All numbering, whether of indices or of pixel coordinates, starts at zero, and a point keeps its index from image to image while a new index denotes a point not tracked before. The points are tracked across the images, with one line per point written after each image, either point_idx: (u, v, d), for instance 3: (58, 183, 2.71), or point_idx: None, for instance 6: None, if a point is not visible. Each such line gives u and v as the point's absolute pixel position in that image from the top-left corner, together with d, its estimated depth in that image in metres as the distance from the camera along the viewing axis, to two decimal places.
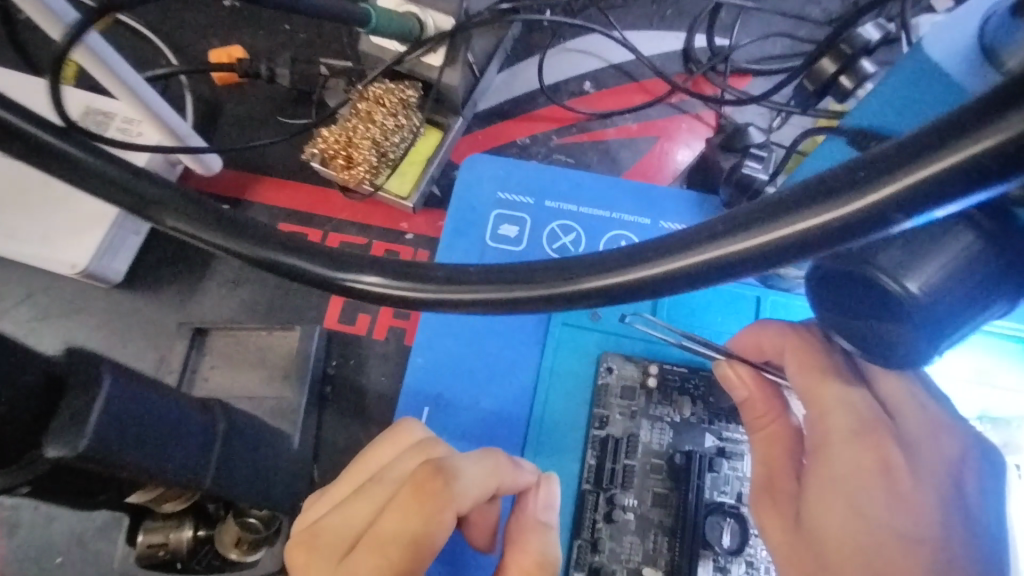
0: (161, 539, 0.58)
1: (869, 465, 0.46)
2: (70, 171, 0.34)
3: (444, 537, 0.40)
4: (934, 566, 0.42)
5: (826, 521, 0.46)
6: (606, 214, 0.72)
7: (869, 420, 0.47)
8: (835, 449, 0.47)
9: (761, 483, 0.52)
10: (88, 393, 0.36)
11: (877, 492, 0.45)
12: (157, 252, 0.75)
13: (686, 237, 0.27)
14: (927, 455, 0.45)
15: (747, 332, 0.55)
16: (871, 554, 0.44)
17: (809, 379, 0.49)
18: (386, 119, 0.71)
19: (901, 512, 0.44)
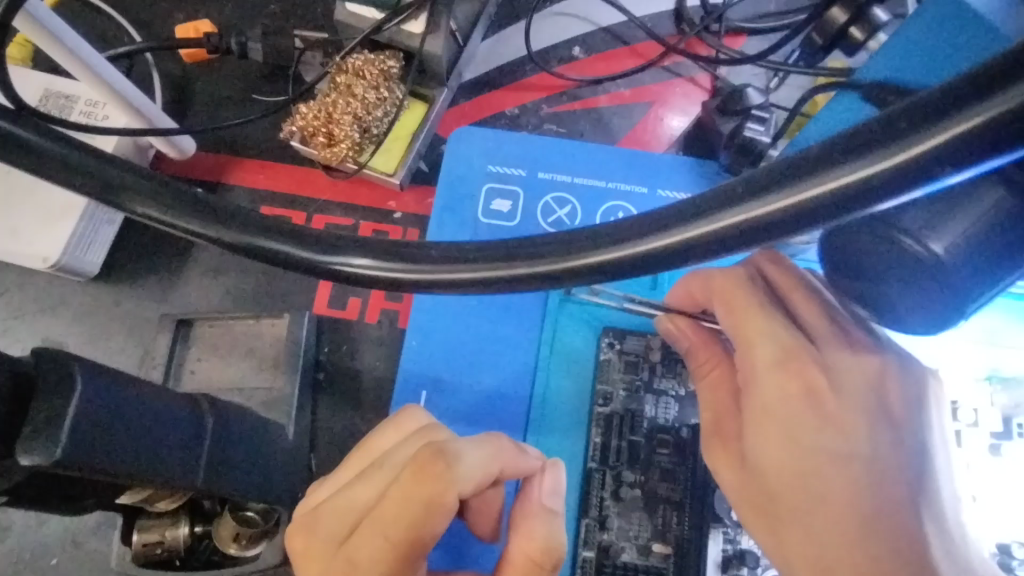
0: (157, 537, 0.55)
1: (796, 392, 0.42)
2: (26, 157, 0.31)
3: (445, 521, 0.38)
4: (871, 485, 0.40)
5: (762, 455, 0.42)
6: (601, 184, 0.69)
7: (792, 346, 0.43)
8: (761, 380, 0.43)
9: (706, 426, 0.47)
10: (62, 396, 0.33)
11: (808, 419, 0.41)
12: (134, 241, 0.71)
13: (702, 201, 0.25)
14: (850, 373, 0.42)
15: (676, 284, 0.50)
16: (808, 481, 0.41)
17: (730, 310, 0.45)
18: (367, 92, 0.68)
19: (833, 434, 0.41)
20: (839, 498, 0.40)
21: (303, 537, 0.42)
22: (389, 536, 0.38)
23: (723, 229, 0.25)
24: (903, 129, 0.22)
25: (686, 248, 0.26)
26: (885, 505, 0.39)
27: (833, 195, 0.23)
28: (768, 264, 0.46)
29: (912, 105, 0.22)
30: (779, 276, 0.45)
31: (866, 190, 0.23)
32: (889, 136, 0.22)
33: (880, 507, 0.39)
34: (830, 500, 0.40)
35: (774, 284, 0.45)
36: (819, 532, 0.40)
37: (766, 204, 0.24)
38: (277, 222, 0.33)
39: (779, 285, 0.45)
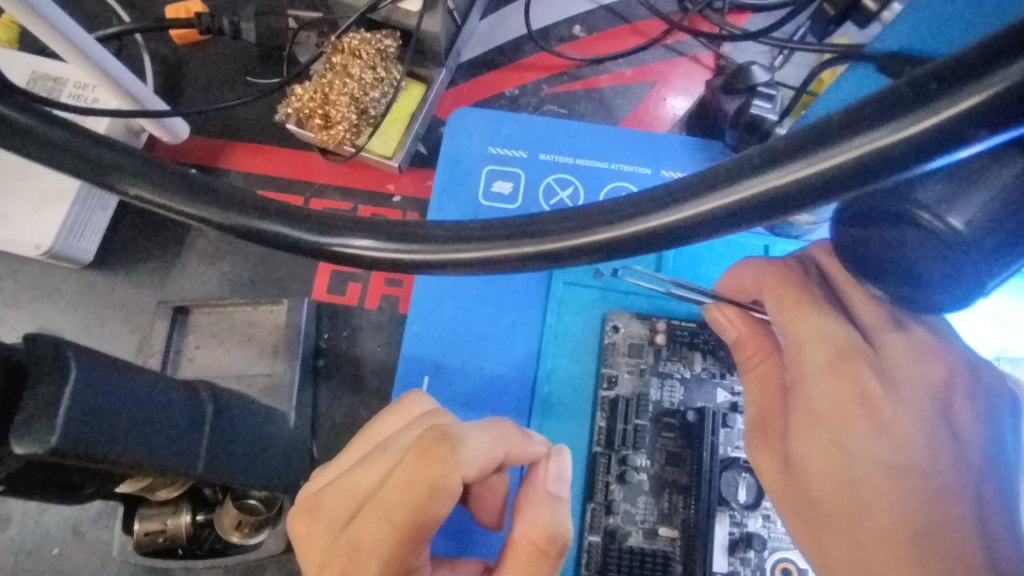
0: (158, 526, 0.55)
1: (848, 397, 0.41)
2: (14, 139, 0.30)
3: (448, 505, 0.36)
4: (925, 497, 0.39)
5: (809, 460, 0.42)
6: (604, 165, 0.68)
7: (847, 348, 0.42)
8: (812, 384, 0.42)
9: (751, 421, 0.48)
10: (56, 383, 0.32)
11: (860, 426, 0.40)
12: (128, 227, 0.70)
13: (718, 173, 0.24)
14: (910, 380, 0.41)
15: (728, 274, 0.51)
16: (858, 489, 0.40)
17: (782, 308, 0.44)
18: (363, 73, 0.66)
19: (885, 443, 0.40)
20: (890, 509, 0.39)
21: (308, 519, 0.42)
22: (391, 522, 0.37)
23: (742, 201, 0.24)
24: (935, 92, 0.21)
25: (704, 222, 0.25)
26: (945, 521, 0.38)
27: (856, 164, 0.22)
28: (826, 258, 0.44)
29: (945, 68, 0.21)
30: (839, 273, 0.43)
31: (896, 156, 0.21)
32: (920, 99, 0.21)
33: (937, 522, 0.38)
34: (880, 510, 0.39)
35: (833, 280, 0.44)
36: (867, 541, 0.39)
37: (785, 174, 0.23)
38: (276, 203, 0.32)
39: (838, 282, 0.43)
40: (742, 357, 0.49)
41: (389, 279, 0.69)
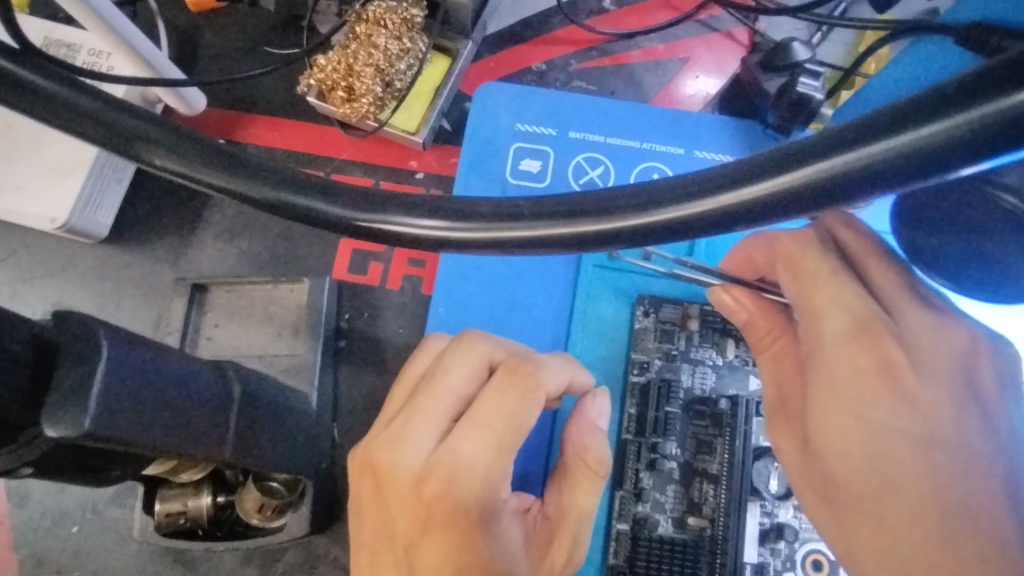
0: (179, 507, 0.54)
1: (868, 367, 0.40)
2: (37, 105, 0.28)
3: (535, 415, 0.43)
4: (953, 470, 0.37)
5: (829, 436, 0.41)
6: (636, 144, 0.66)
7: (866, 317, 0.41)
8: (831, 354, 0.41)
9: (771, 402, 0.48)
10: (86, 362, 0.31)
11: (881, 396, 0.40)
12: (144, 202, 0.68)
13: (808, 145, 0.23)
14: (931, 350, 0.40)
15: (737, 248, 0.49)
16: (881, 463, 0.39)
17: (799, 281, 0.42)
18: (389, 43, 0.64)
19: (910, 414, 0.39)
20: (915, 484, 0.38)
21: (389, 453, 0.44)
22: (491, 429, 0.42)
23: (837, 177, 0.22)
24: None
25: (790, 199, 0.23)
26: (973, 498, 0.36)
27: (966, 134, 0.20)
28: (841, 229, 0.43)
29: None
30: (853, 241, 0.42)
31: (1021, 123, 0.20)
32: None
33: (967, 500, 0.36)
34: (906, 485, 0.38)
35: (848, 250, 0.42)
36: (891, 520, 0.38)
37: (886, 146, 0.21)
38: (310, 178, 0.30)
39: (853, 250, 0.42)
40: (757, 339, 0.48)
41: (412, 259, 0.67)
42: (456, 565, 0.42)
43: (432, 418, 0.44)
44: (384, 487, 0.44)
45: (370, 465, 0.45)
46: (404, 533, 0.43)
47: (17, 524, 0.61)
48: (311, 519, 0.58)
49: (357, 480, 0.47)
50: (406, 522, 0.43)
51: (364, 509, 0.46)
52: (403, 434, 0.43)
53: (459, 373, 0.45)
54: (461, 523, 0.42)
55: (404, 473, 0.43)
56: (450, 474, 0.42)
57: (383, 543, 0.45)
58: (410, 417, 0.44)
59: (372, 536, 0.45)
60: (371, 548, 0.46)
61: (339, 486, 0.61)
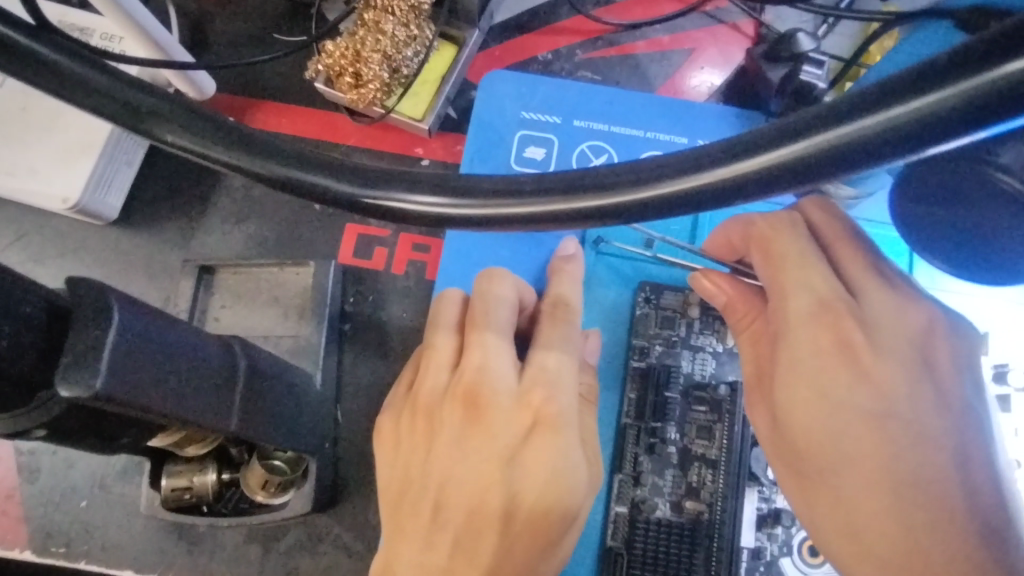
0: (184, 483, 0.55)
1: (829, 347, 0.41)
2: (57, 83, 0.29)
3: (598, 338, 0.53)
4: (907, 445, 0.38)
5: (792, 413, 0.42)
6: (640, 133, 0.66)
7: (830, 299, 0.41)
8: (794, 333, 0.42)
9: (747, 378, 0.48)
10: (96, 328, 0.31)
11: (840, 374, 0.40)
12: (153, 185, 0.69)
13: (799, 121, 0.23)
14: (889, 329, 0.40)
15: (714, 231, 0.50)
16: (839, 440, 0.40)
17: (767, 262, 0.44)
18: (396, 29, 0.64)
19: (867, 391, 0.40)
20: (870, 460, 0.39)
21: (482, 382, 0.48)
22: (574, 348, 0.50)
23: (834, 150, 0.23)
24: None
25: (779, 173, 0.24)
26: (925, 470, 0.37)
27: (956, 106, 0.21)
28: (813, 210, 0.45)
29: None
30: (825, 225, 0.44)
31: (1008, 95, 0.20)
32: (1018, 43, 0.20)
33: (917, 472, 0.37)
34: (864, 460, 0.39)
35: (821, 233, 0.44)
36: (849, 493, 0.39)
37: (876, 120, 0.22)
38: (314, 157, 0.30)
39: (826, 236, 0.44)
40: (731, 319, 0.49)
41: (417, 245, 0.68)
42: (554, 468, 0.45)
43: (508, 346, 0.49)
44: (481, 411, 0.47)
45: (463, 394, 0.48)
46: (497, 454, 0.45)
47: (27, 499, 0.63)
48: (314, 496, 0.58)
49: (409, 431, 0.50)
50: (509, 436, 0.46)
51: (432, 448, 0.48)
52: (491, 364, 0.48)
53: (506, 306, 0.50)
54: (562, 425, 0.46)
55: (505, 392, 0.47)
56: (548, 383, 0.48)
57: (456, 475, 0.45)
58: (484, 342, 0.49)
59: (443, 472, 0.46)
60: (441, 482, 0.46)
61: (342, 466, 0.62)
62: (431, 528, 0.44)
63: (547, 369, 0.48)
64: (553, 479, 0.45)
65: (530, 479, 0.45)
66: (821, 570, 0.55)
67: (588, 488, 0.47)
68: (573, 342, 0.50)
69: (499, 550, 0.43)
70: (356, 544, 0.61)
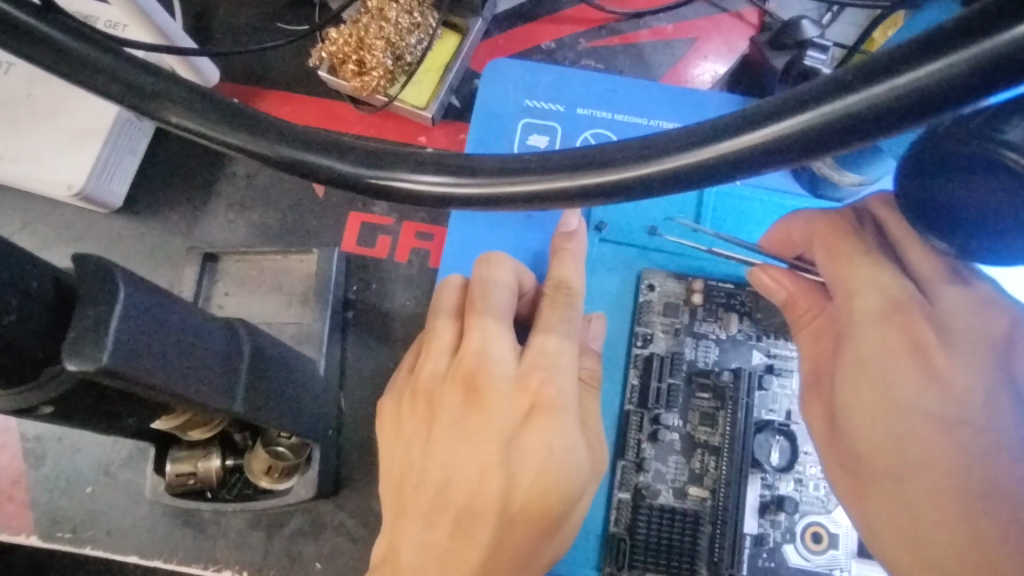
0: (189, 468, 0.55)
1: (897, 346, 0.40)
2: (63, 64, 0.29)
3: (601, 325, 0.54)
4: (980, 452, 0.37)
5: (857, 413, 0.42)
6: (643, 122, 0.66)
7: (900, 298, 0.41)
8: (860, 332, 0.42)
9: (806, 377, 0.47)
10: (102, 303, 0.31)
11: (908, 374, 0.40)
12: (157, 173, 0.69)
13: (807, 91, 0.23)
14: (965, 333, 0.39)
15: (776, 226, 0.49)
16: (906, 444, 0.39)
17: (832, 258, 0.43)
18: (400, 17, 0.65)
19: (939, 395, 0.39)
20: (939, 465, 0.38)
21: (482, 368, 0.48)
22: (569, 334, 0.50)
23: (839, 121, 0.22)
24: None
25: (786, 145, 0.23)
26: (999, 479, 0.36)
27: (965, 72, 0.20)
28: (881, 208, 0.43)
29: None
30: (893, 223, 0.42)
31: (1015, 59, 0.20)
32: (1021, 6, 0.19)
33: (991, 481, 0.36)
34: (931, 465, 0.38)
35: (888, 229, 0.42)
36: (913, 498, 0.38)
37: (884, 89, 0.21)
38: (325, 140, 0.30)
39: (894, 232, 0.42)
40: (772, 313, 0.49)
41: (420, 233, 0.68)
42: (551, 448, 0.45)
43: (508, 329, 0.50)
44: (480, 397, 0.47)
45: (462, 379, 0.48)
46: (496, 437, 0.46)
47: (33, 485, 0.63)
48: (319, 481, 0.58)
49: (410, 412, 0.51)
50: (508, 418, 0.46)
51: (432, 432, 0.48)
52: (490, 349, 0.48)
53: (504, 290, 0.50)
54: (558, 408, 0.46)
55: (502, 377, 0.47)
56: (546, 367, 0.47)
57: (455, 463, 0.46)
58: (484, 327, 0.49)
59: (445, 459, 0.47)
60: (445, 471, 0.47)
61: (346, 453, 0.63)
62: (431, 508, 0.46)
63: (546, 355, 0.48)
64: (549, 460, 0.45)
65: (528, 461, 0.45)
66: (824, 557, 0.54)
67: (588, 472, 0.47)
68: (574, 326, 0.50)
69: (495, 533, 0.44)
70: (360, 531, 0.61)
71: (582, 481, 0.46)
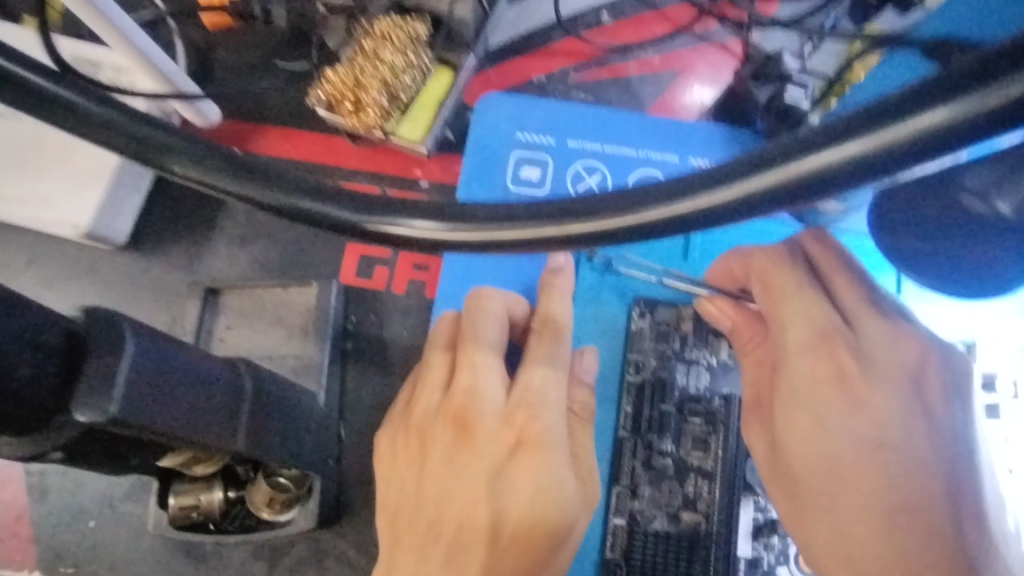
0: (192, 501, 0.55)
1: (824, 375, 0.42)
2: (70, 119, 0.29)
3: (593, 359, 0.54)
4: (901, 473, 0.39)
5: (791, 438, 0.44)
6: (632, 152, 0.68)
7: (825, 329, 0.43)
8: (792, 363, 0.44)
9: (747, 401, 0.50)
10: (112, 354, 0.33)
11: (835, 402, 0.42)
12: (160, 210, 0.71)
13: (768, 150, 0.23)
14: (883, 361, 0.42)
15: (715, 262, 0.50)
16: (835, 466, 0.41)
17: (767, 293, 0.45)
18: (394, 57, 0.67)
19: (861, 420, 0.41)
20: (866, 486, 0.40)
21: (472, 405, 0.49)
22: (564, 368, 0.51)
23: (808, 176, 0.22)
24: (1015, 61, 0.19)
25: (759, 200, 0.23)
26: (916, 498, 0.38)
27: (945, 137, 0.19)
28: (812, 243, 0.44)
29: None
30: (821, 256, 0.44)
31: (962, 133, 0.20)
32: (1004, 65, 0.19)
33: (910, 498, 0.39)
34: (858, 484, 0.40)
35: (816, 260, 0.44)
36: (843, 516, 0.41)
37: (851, 150, 0.21)
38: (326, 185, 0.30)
39: (821, 265, 0.44)
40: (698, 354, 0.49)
41: (417, 264, 0.70)
42: (539, 483, 0.46)
43: (496, 367, 0.51)
44: (470, 434, 0.49)
45: (454, 416, 0.50)
46: (483, 470, 0.47)
47: (37, 519, 0.64)
48: (319, 512, 0.59)
49: (404, 445, 0.52)
50: (496, 453, 0.48)
51: (425, 466, 0.50)
52: (480, 385, 0.50)
53: (495, 324, 0.52)
54: (546, 443, 0.47)
55: (491, 413, 0.49)
56: (532, 404, 0.49)
57: (447, 494, 0.48)
58: (475, 364, 0.50)
59: (437, 491, 0.48)
60: (437, 504, 0.48)
61: (346, 483, 0.64)
62: (424, 541, 0.47)
63: (535, 388, 0.49)
64: (538, 494, 0.46)
65: (515, 495, 0.46)
66: None
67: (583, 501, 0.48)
68: (561, 360, 0.52)
69: (487, 563, 0.46)
70: (360, 559, 0.62)
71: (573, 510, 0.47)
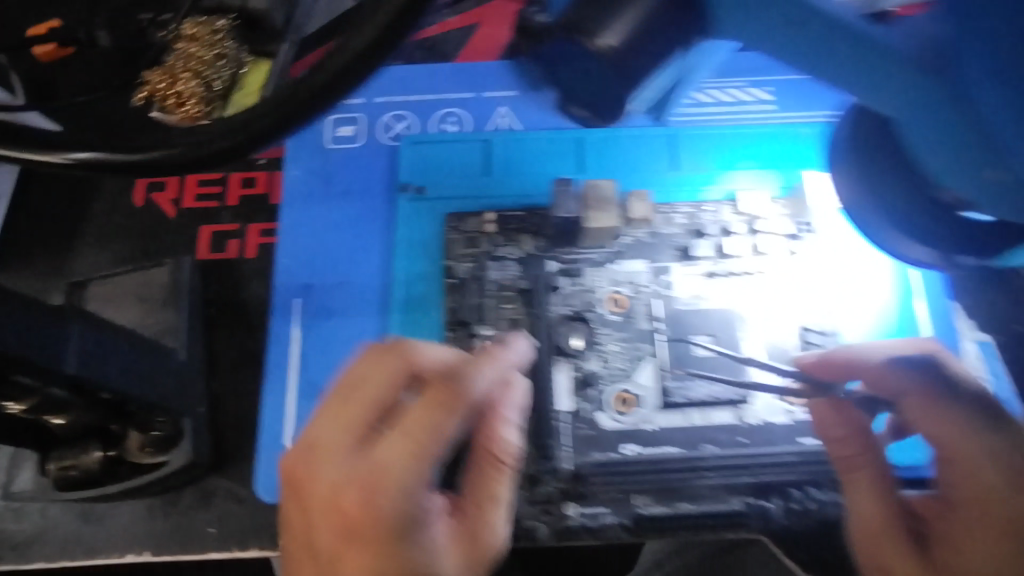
0: (71, 459, 0.63)
1: (852, 462, 0.58)
2: None
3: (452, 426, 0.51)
4: (994, 456, 0.54)
5: (862, 515, 0.58)
6: (432, 96, 0.78)
7: (848, 434, 0.58)
8: (855, 493, 0.58)
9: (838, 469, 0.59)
10: None
11: (950, 433, 0.55)
12: (22, 226, 0.78)
13: None
14: (898, 384, 0.58)
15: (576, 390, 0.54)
16: (970, 511, 0.54)
17: (823, 423, 0.59)
18: (204, 52, 0.75)
19: (953, 457, 0.55)
20: (988, 499, 0.53)
21: (306, 466, 0.51)
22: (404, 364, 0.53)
23: None
24: None
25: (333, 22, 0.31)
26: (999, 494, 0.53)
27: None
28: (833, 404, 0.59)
29: None
30: (842, 407, 0.59)
31: None
32: None
33: (994, 479, 0.53)
34: (976, 486, 0.54)
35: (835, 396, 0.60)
36: (965, 549, 0.53)
37: None
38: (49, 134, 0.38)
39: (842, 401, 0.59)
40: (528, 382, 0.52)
41: (264, 231, 0.77)
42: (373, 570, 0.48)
43: (354, 423, 0.52)
44: (307, 475, 0.51)
45: (289, 478, 0.52)
46: (320, 497, 0.50)
47: None
48: (193, 451, 0.65)
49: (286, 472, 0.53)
50: (333, 532, 0.49)
51: (295, 494, 0.52)
52: (322, 442, 0.52)
53: (369, 406, 0.52)
54: (399, 533, 0.49)
55: (340, 487, 0.49)
56: (375, 482, 0.49)
57: (305, 519, 0.51)
58: (325, 463, 0.51)
59: (300, 515, 0.51)
60: (300, 531, 0.51)
61: (222, 431, 0.69)
62: (295, 546, 0.52)
63: (381, 466, 0.49)
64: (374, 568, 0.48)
65: (324, 527, 0.50)
66: (632, 415, 0.64)
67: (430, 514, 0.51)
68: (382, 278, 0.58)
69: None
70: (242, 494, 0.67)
71: (411, 506, 0.50)
